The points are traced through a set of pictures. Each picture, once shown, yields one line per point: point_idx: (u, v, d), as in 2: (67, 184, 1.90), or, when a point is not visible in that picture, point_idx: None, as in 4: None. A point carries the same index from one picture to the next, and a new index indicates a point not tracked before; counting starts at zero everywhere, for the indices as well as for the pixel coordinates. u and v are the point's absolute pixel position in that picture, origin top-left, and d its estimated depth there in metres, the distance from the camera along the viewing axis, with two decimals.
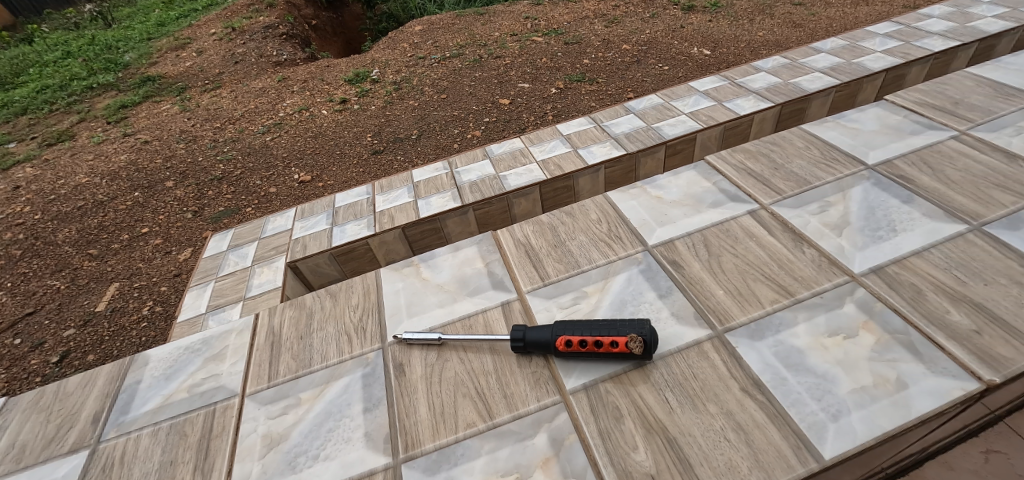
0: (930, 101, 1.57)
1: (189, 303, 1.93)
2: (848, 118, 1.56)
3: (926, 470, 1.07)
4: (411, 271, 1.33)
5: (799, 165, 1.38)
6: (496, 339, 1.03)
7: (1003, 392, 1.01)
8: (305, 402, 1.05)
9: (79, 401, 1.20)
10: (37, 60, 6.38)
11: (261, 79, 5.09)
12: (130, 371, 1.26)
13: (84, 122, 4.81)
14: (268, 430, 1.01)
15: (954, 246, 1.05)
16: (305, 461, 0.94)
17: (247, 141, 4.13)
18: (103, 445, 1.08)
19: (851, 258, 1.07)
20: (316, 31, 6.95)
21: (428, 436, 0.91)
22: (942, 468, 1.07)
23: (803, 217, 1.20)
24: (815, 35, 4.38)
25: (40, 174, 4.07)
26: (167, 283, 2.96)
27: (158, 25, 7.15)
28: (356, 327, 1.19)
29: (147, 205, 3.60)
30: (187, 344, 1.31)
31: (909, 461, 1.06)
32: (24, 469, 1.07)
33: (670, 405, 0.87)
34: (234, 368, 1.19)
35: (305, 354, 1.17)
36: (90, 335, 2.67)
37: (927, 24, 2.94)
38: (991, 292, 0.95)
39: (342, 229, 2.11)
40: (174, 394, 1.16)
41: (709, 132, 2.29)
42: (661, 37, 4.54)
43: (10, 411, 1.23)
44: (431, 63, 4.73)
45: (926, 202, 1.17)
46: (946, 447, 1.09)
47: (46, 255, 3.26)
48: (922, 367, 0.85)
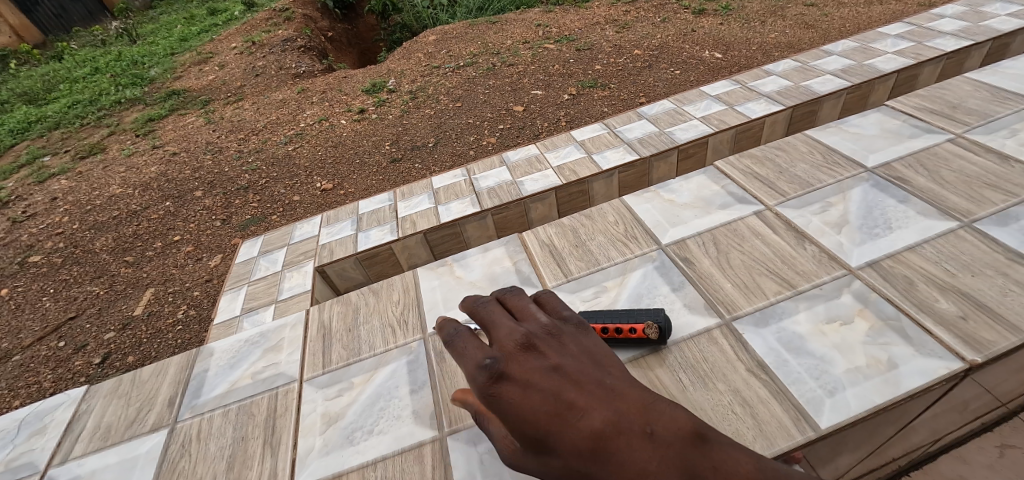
0: (930, 105, 1.66)
1: (224, 305, 2.07)
2: (851, 123, 1.65)
3: (941, 463, 1.20)
4: (446, 270, 1.46)
5: (803, 168, 1.49)
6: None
7: (1011, 386, 1.14)
8: (357, 385, 1.19)
9: (155, 387, 1.36)
10: (67, 77, 6.73)
11: (282, 91, 5.33)
12: (197, 361, 1.42)
13: (115, 136, 5.09)
14: (326, 410, 1.15)
15: (946, 242, 1.14)
16: (362, 435, 1.07)
17: (270, 151, 4.34)
18: (181, 424, 1.23)
19: (850, 253, 1.17)
20: (332, 43, 7.25)
21: (470, 413, 1.04)
22: (957, 461, 1.20)
23: (805, 216, 1.31)
24: (827, 35, 4.43)
25: (75, 186, 4.33)
26: (200, 288, 3.11)
27: (181, 40, 7.50)
28: (399, 320, 1.33)
29: (178, 214, 3.82)
30: (247, 336, 1.46)
31: (924, 455, 1.19)
32: (112, 445, 1.22)
33: (684, 384, 0.98)
34: (291, 358, 1.33)
35: (354, 344, 1.30)
36: (129, 338, 2.84)
37: (938, 25, 3.00)
38: (979, 283, 1.04)
39: (367, 234, 2.25)
40: (239, 380, 1.31)
41: (721, 135, 2.39)
42: (672, 41, 4.65)
43: (93, 396, 1.39)
44: (445, 72, 4.90)
45: (921, 201, 1.27)
46: (960, 442, 1.22)
47: (86, 263, 3.48)
48: (912, 349, 0.94)
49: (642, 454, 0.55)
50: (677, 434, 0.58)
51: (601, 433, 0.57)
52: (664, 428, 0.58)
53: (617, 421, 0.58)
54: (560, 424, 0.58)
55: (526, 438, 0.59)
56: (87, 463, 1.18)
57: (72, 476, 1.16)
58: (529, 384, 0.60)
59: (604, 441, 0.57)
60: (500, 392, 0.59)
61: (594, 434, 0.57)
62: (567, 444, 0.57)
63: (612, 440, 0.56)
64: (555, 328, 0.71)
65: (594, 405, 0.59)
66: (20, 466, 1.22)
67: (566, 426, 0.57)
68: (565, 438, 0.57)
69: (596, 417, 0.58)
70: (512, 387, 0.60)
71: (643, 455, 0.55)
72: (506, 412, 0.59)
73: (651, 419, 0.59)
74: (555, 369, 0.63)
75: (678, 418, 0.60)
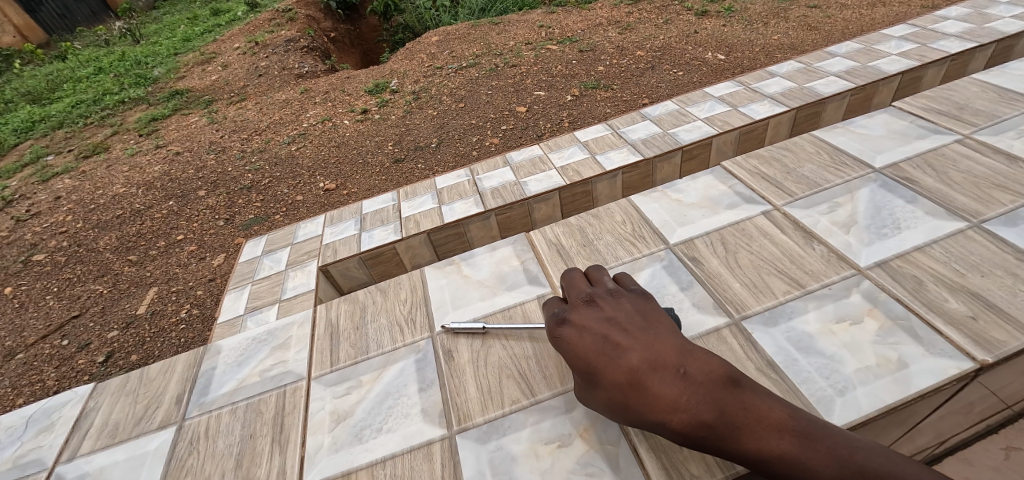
0: (937, 106, 1.65)
1: (228, 304, 2.07)
2: (857, 124, 1.65)
3: (946, 465, 1.20)
4: (453, 269, 1.46)
5: (810, 168, 1.49)
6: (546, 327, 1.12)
7: (1017, 388, 1.12)
8: (366, 383, 1.19)
9: (163, 384, 1.36)
10: (71, 76, 6.75)
11: (285, 92, 5.35)
12: (204, 359, 1.42)
13: (118, 135, 5.11)
14: (335, 408, 1.15)
15: (954, 242, 1.14)
16: (371, 433, 1.07)
17: (274, 151, 4.35)
18: (189, 422, 1.23)
19: (858, 253, 1.17)
20: (335, 44, 7.27)
21: (479, 411, 1.05)
22: (962, 463, 1.20)
23: (813, 216, 1.31)
24: (831, 37, 4.43)
25: (79, 185, 4.34)
26: (203, 287, 3.12)
27: (184, 40, 7.53)
28: (407, 319, 1.33)
29: (181, 213, 3.83)
30: (254, 334, 1.46)
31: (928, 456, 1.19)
32: (120, 442, 1.22)
33: None
34: (299, 356, 1.33)
35: (362, 343, 1.31)
36: (133, 336, 2.84)
37: (943, 26, 3.00)
38: (989, 283, 1.04)
39: (371, 234, 2.25)
40: (247, 378, 1.31)
41: (725, 136, 2.39)
42: (676, 42, 4.65)
43: (101, 393, 1.39)
44: (448, 72, 4.91)
45: (929, 202, 1.27)
46: (964, 443, 1.21)
47: (90, 262, 3.49)
48: (922, 348, 0.94)
49: (669, 386, 0.77)
50: (702, 376, 0.78)
51: (637, 369, 0.80)
52: (691, 369, 0.79)
53: (654, 360, 0.80)
54: (608, 360, 0.83)
55: (583, 369, 0.86)
56: (96, 461, 1.18)
57: (80, 473, 1.16)
58: (588, 332, 0.87)
59: (641, 376, 0.80)
60: (567, 334, 0.89)
61: (633, 369, 0.80)
62: (613, 375, 0.82)
63: (648, 373, 0.79)
64: (615, 296, 0.95)
65: (636, 350, 0.82)
66: (27, 463, 1.22)
67: (612, 363, 0.82)
68: (609, 371, 0.82)
69: (635, 358, 0.81)
70: (575, 332, 0.89)
71: (668, 388, 0.77)
72: (570, 349, 0.87)
73: (682, 363, 0.80)
74: (610, 323, 0.88)
75: (712, 365, 0.80)
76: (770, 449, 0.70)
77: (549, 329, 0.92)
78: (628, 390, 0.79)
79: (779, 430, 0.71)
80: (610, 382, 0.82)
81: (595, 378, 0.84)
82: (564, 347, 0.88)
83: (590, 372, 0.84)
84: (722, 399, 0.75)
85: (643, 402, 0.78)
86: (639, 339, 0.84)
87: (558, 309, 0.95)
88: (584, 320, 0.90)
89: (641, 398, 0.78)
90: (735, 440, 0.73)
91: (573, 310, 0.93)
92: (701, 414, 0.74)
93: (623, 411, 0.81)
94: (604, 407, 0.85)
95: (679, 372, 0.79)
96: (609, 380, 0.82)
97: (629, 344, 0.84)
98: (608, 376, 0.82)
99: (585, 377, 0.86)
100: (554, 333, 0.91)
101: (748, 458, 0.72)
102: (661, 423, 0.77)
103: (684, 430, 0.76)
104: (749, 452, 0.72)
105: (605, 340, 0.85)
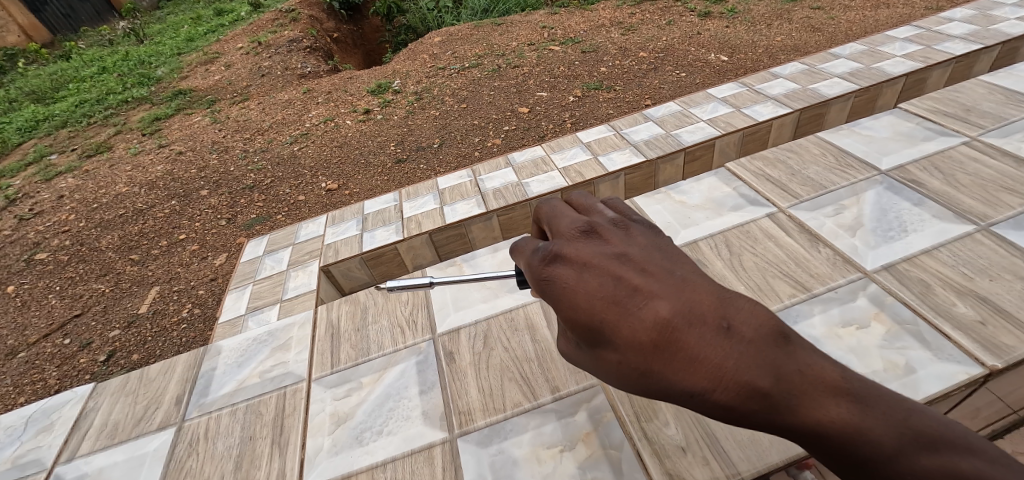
0: (943, 108, 1.64)
1: (230, 304, 2.07)
2: (863, 125, 1.64)
3: None
4: (455, 270, 1.45)
5: (815, 170, 1.47)
6: (499, 275, 0.87)
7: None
8: (366, 385, 1.18)
9: (163, 385, 1.35)
10: (75, 76, 6.77)
11: (287, 92, 5.35)
12: (205, 360, 1.41)
13: (121, 134, 5.12)
14: (335, 409, 1.14)
15: (962, 245, 1.13)
16: (371, 435, 1.06)
17: (276, 151, 4.35)
18: (188, 422, 1.22)
19: (865, 256, 1.15)
20: (338, 44, 7.28)
21: (480, 414, 1.04)
22: None
23: (819, 219, 1.29)
24: (835, 38, 4.41)
25: (82, 184, 4.35)
26: (205, 287, 3.11)
27: (188, 40, 7.54)
28: (408, 320, 1.33)
29: (183, 213, 3.83)
30: (255, 335, 1.46)
31: None
32: (120, 443, 1.21)
33: None
34: (299, 357, 1.32)
35: (363, 344, 1.30)
36: (134, 335, 2.83)
37: (948, 28, 2.98)
38: (997, 287, 1.03)
39: (372, 235, 2.25)
40: (247, 379, 1.30)
41: (728, 138, 2.38)
42: (678, 43, 4.64)
43: (100, 393, 1.39)
44: (451, 73, 4.91)
45: (936, 204, 1.26)
46: None
47: (92, 261, 3.50)
48: (930, 353, 0.93)
49: (712, 347, 0.49)
50: (754, 329, 0.50)
51: (663, 320, 0.51)
52: (740, 319, 0.51)
53: (686, 309, 0.51)
54: (618, 310, 0.53)
55: (580, 327, 0.56)
56: (95, 461, 1.18)
57: (79, 474, 1.16)
58: (587, 269, 0.58)
59: (671, 333, 0.50)
60: (554, 276, 0.59)
61: (659, 322, 0.51)
62: (625, 330, 0.52)
63: (680, 328, 0.50)
64: (620, 224, 0.66)
65: (657, 290, 0.54)
66: (27, 463, 1.22)
67: (624, 310, 0.53)
68: (620, 324, 0.53)
69: (658, 303, 0.52)
70: (568, 269, 0.58)
71: (710, 348, 0.49)
72: (560, 295, 0.58)
73: (725, 309, 0.52)
74: (616, 256, 0.59)
75: (763, 312, 0.52)
76: (848, 427, 0.46)
77: (528, 268, 0.62)
78: (649, 352, 0.51)
79: (855, 399, 0.47)
80: (622, 344, 0.53)
81: (596, 335, 0.56)
82: (552, 291, 0.59)
83: (590, 328, 0.56)
84: (779, 359, 0.49)
85: (669, 369, 0.50)
86: (661, 278, 0.55)
87: (538, 239, 0.64)
88: (579, 253, 0.60)
89: (667, 363, 0.50)
90: (798, 417, 0.47)
91: (562, 240, 0.63)
92: (759, 385, 0.47)
93: (636, 382, 0.54)
94: (607, 377, 0.58)
95: (723, 323, 0.50)
96: (620, 338, 0.53)
97: (646, 284, 0.55)
98: (620, 333, 0.53)
99: (582, 337, 0.57)
100: (535, 274, 0.61)
101: (818, 442, 0.47)
102: (695, 398, 0.50)
103: (727, 408, 0.49)
104: (816, 434, 0.47)
105: (613, 279, 0.56)
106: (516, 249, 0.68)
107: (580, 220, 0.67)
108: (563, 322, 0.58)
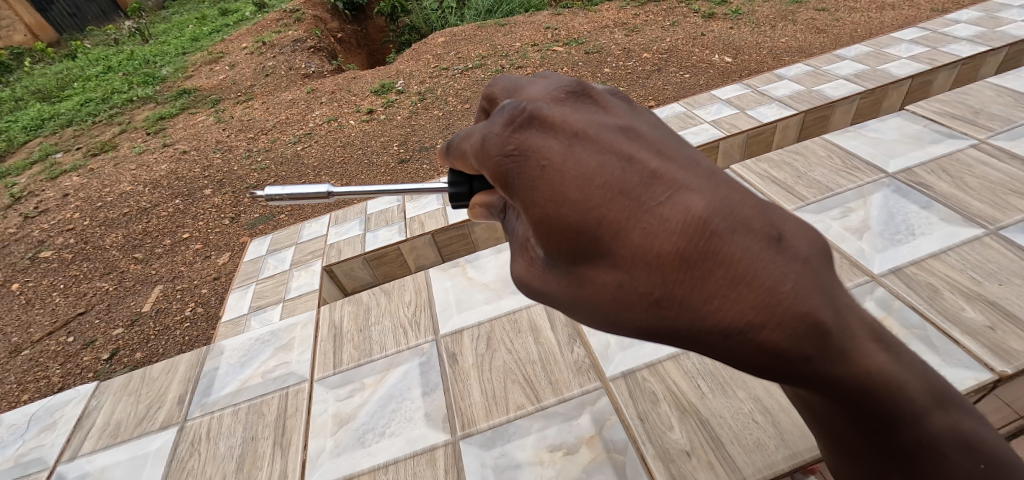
0: (951, 110, 1.63)
1: (232, 303, 2.07)
2: (870, 127, 1.63)
3: None
4: (458, 271, 1.45)
5: (821, 172, 1.46)
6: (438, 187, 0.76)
7: None
8: (369, 386, 1.18)
9: (165, 384, 1.35)
10: (80, 75, 6.80)
11: (291, 91, 5.36)
12: (207, 359, 1.41)
13: (126, 133, 5.14)
14: (338, 411, 1.14)
15: (971, 249, 1.12)
16: (373, 437, 1.06)
17: (279, 151, 4.36)
18: (191, 422, 1.22)
19: (872, 260, 1.14)
20: (341, 44, 7.29)
21: (483, 417, 1.03)
22: None
23: (826, 221, 1.28)
24: (840, 40, 4.39)
25: (87, 183, 4.37)
26: (207, 286, 3.12)
27: (193, 40, 7.56)
28: (411, 321, 1.32)
29: (187, 212, 3.84)
30: (257, 335, 1.46)
31: None
32: (122, 442, 1.21)
33: (702, 391, 0.96)
34: (302, 357, 1.32)
35: (366, 345, 1.30)
36: (137, 334, 2.84)
37: (954, 30, 2.96)
38: (1006, 291, 1.02)
39: (375, 234, 2.24)
40: (250, 379, 1.30)
41: (732, 140, 2.36)
42: (682, 45, 4.62)
43: (102, 392, 1.38)
44: (454, 73, 4.90)
45: (944, 208, 1.24)
46: None
47: (97, 259, 3.51)
48: (938, 358, 0.92)
49: (763, 263, 0.35)
50: (813, 245, 0.38)
51: (696, 216, 0.37)
52: (793, 230, 0.38)
53: (725, 207, 0.37)
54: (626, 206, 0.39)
55: (568, 228, 0.42)
56: (97, 460, 1.18)
57: (81, 473, 1.16)
58: (585, 149, 0.43)
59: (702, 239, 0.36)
60: (540, 157, 0.45)
61: (685, 223, 0.37)
62: (637, 233, 0.38)
63: (715, 232, 0.36)
64: (625, 106, 0.51)
65: (685, 180, 0.39)
66: (30, 461, 1.22)
67: (637, 205, 0.39)
68: (630, 223, 0.39)
69: (687, 194, 0.38)
70: (558, 151, 0.44)
71: (762, 262, 0.35)
72: (546, 183, 0.44)
73: (774, 215, 0.38)
74: (624, 138, 0.45)
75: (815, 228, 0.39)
76: (890, 381, 0.38)
77: (502, 146, 0.47)
78: (669, 264, 0.37)
79: (893, 349, 0.40)
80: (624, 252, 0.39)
81: (591, 241, 0.42)
82: (536, 180, 0.45)
83: (583, 229, 0.42)
84: (834, 286, 0.37)
85: (694, 292, 0.37)
86: (687, 166, 0.41)
87: (516, 111, 0.48)
88: (576, 128, 0.46)
89: (695, 282, 0.36)
90: (851, 368, 0.37)
91: (550, 110, 0.48)
92: (823, 319, 0.34)
93: (639, 309, 0.41)
94: (592, 303, 0.45)
95: (775, 229, 0.37)
96: (628, 245, 0.39)
97: (669, 170, 0.40)
98: (627, 238, 0.39)
99: (566, 243, 0.44)
100: (514, 153, 0.46)
101: (856, 397, 0.38)
102: (726, 335, 0.36)
103: (772, 353, 0.36)
104: (860, 388, 0.38)
105: (623, 163, 0.42)
106: (483, 126, 0.52)
107: (572, 93, 0.52)
108: (544, 224, 0.44)
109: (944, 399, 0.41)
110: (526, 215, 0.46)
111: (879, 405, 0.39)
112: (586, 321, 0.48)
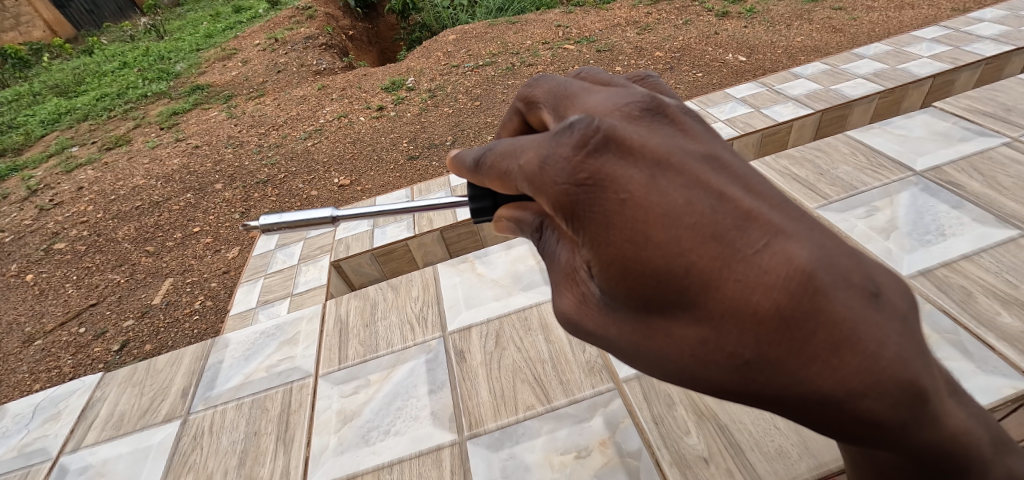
0: (981, 107, 1.56)
1: (240, 297, 2.06)
2: (895, 124, 1.57)
3: None
4: (467, 267, 1.42)
5: (845, 170, 1.41)
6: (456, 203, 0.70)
7: None
8: (374, 383, 1.15)
9: (169, 376, 1.33)
10: (97, 71, 6.88)
11: (302, 88, 5.37)
12: (212, 352, 1.39)
13: (140, 128, 5.18)
14: (342, 407, 1.11)
15: (1006, 251, 1.06)
16: (378, 435, 1.03)
17: (290, 146, 4.37)
18: (194, 416, 1.20)
19: (899, 260, 1.09)
20: (353, 41, 7.30)
21: (491, 416, 1.00)
22: None
23: (850, 220, 1.23)
24: (857, 39, 4.30)
25: (100, 176, 4.41)
26: (217, 279, 3.12)
27: (207, 37, 7.61)
28: (418, 317, 1.29)
29: (198, 206, 3.85)
30: (262, 328, 1.44)
31: None
32: (125, 434, 1.19)
33: None
34: (307, 352, 1.30)
35: (371, 340, 1.27)
36: (148, 326, 2.84)
37: (978, 28, 2.87)
38: None
39: (383, 230, 2.22)
40: (254, 373, 1.28)
41: (746, 139, 2.31)
42: (696, 43, 4.55)
43: (108, 383, 1.37)
44: (464, 71, 4.87)
45: (976, 207, 1.19)
46: None
47: (109, 251, 3.54)
48: (972, 365, 0.87)
49: (871, 330, 0.31)
50: (903, 300, 0.34)
51: (801, 270, 0.32)
52: (887, 285, 0.34)
53: (831, 260, 0.32)
54: (724, 255, 0.33)
55: (650, 274, 0.36)
56: (100, 452, 1.17)
57: (83, 465, 1.14)
58: (671, 182, 0.37)
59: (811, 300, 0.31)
60: (617, 189, 0.38)
61: (791, 282, 0.32)
62: (732, 286, 0.33)
63: (828, 293, 0.31)
64: (700, 127, 0.45)
65: (785, 225, 0.34)
66: (33, 452, 1.21)
67: (732, 254, 0.33)
68: (725, 275, 0.33)
69: (790, 243, 0.33)
70: (638, 182, 0.37)
71: (865, 325, 0.31)
72: (625, 220, 0.37)
73: (867, 266, 0.34)
74: (709, 167, 0.38)
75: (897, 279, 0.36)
76: (962, 437, 0.36)
77: (569, 173, 0.39)
78: (768, 326, 0.33)
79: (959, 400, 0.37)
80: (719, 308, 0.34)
81: (673, 291, 0.36)
82: (612, 217, 0.38)
83: (666, 278, 0.36)
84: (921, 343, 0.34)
85: (792, 355, 0.33)
86: (780, 205, 0.36)
87: (585, 126, 0.41)
88: (658, 154, 0.39)
89: (798, 348, 0.32)
90: (933, 429, 0.34)
91: (625, 129, 0.40)
92: (921, 386, 0.31)
93: (721, 368, 0.36)
94: (660, 351, 0.40)
95: (870, 284, 0.33)
96: (721, 299, 0.34)
97: (765, 211, 0.34)
98: (719, 290, 0.34)
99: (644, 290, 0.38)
100: (586, 182, 0.39)
101: (931, 454, 0.36)
102: (821, 402, 0.33)
103: (867, 419, 0.32)
104: (942, 448, 0.35)
105: (713, 200, 0.35)
106: (541, 141, 0.43)
107: (645, 107, 0.45)
108: (616, 265, 0.39)
109: (1002, 444, 0.39)
110: (592, 253, 0.40)
111: (948, 462, 0.36)
112: (647, 370, 0.44)
